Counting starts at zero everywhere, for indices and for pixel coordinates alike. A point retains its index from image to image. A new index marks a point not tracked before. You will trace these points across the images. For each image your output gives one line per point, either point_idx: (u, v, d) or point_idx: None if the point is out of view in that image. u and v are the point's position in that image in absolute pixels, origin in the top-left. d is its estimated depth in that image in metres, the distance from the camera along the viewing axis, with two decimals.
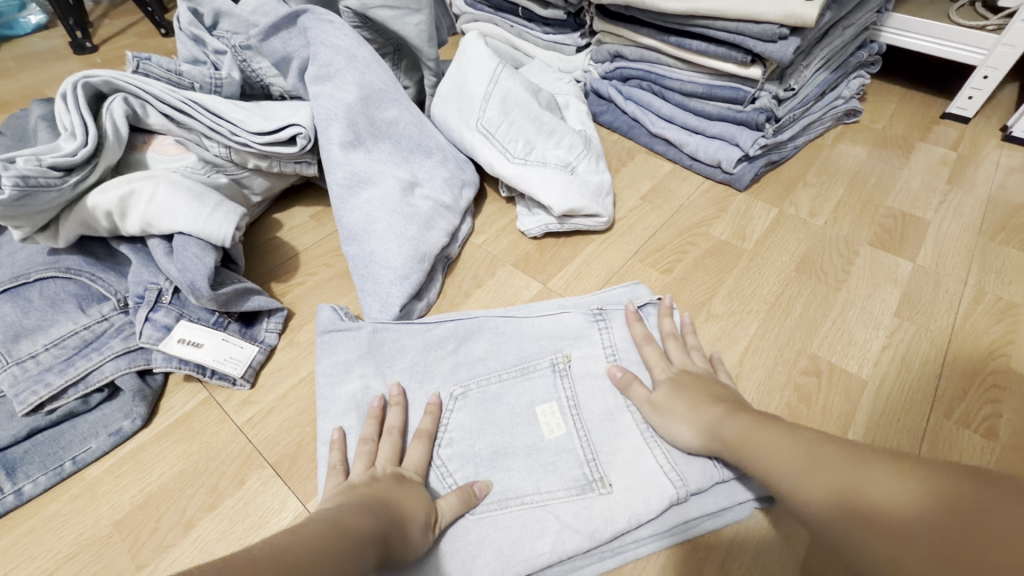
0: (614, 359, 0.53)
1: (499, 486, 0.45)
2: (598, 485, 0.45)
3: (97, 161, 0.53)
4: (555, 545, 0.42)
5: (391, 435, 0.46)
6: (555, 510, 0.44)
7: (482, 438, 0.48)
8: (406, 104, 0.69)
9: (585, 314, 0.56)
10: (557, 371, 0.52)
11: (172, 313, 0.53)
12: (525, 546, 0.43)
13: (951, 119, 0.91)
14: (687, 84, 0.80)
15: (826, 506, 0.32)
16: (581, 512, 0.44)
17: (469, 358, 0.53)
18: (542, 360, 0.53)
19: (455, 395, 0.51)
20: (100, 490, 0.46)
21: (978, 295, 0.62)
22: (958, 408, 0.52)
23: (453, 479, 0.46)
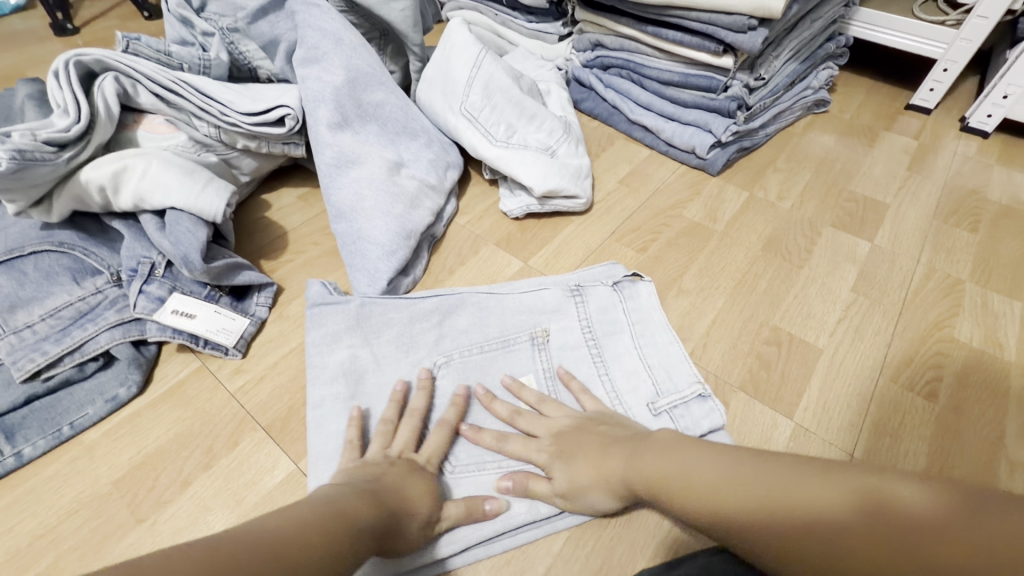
0: (589, 332, 0.56)
1: (478, 450, 0.49)
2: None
3: (90, 138, 0.55)
4: (531, 506, 0.46)
5: (411, 420, 0.48)
6: (530, 473, 0.48)
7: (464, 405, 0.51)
8: (392, 87, 0.71)
9: (563, 290, 0.59)
10: (535, 344, 0.55)
11: (165, 285, 0.55)
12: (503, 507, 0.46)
13: (914, 110, 0.95)
14: (664, 73, 0.84)
15: (834, 505, 0.30)
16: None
17: (454, 330, 0.56)
18: (521, 335, 0.56)
19: (439, 363, 0.54)
20: (98, 453, 0.49)
21: (929, 272, 0.67)
22: (905, 373, 0.56)
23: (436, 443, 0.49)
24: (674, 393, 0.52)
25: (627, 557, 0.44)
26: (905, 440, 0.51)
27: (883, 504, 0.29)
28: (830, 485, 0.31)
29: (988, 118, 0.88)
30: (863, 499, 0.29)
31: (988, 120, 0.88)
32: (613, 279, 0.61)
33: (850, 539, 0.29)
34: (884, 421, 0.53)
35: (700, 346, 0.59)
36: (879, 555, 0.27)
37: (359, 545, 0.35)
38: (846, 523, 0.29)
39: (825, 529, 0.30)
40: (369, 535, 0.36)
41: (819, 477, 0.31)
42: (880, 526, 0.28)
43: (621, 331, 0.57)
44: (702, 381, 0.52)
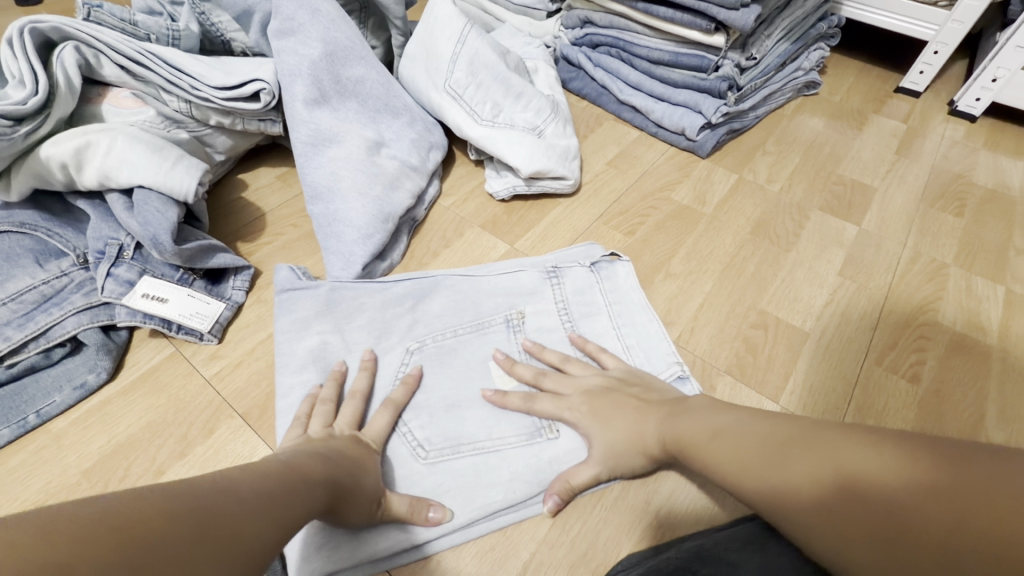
0: (566, 314, 0.56)
1: (453, 433, 0.48)
2: (547, 430, 0.48)
3: (49, 111, 0.52)
4: (507, 493, 0.45)
5: (353, 401, 0.47)
6: (507, 457, 0.47)
7: (437, 392, 0.50)
8: (372, 63, 0.67)
9: (540, 272, 0.58)
10: (510, 327, 0.55)
11: (134, 268, 0.52)
12: (480, 494, 0.45)
13: (904, 93, 0.95)
14: (654, 52, 0.82)
15: (821, 491, 0.31)
16: (533, 459, 0.47)
17: (427, 315, 0.55)
18: (496, 317, 0.55)
19: (411, 349, 0.52)
20: (66, 442, 0.47)
21: (914, 256, 0.67)
22: (889, 357, 0.57)
23: (408, 428, 0.47)
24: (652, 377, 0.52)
25: (610, 542, 0.44)
26: (889, 421, 0.52)
27: (865, 475, 0.29)
28: (822, 455, 0.32)
29: (976, 101, 0.88)
30: (849, 471, 0.30)
31: (976, 104, 0.88)
32: (590, 259, 0.60)
33: (834, 509, 0.30)
34: (868, 404, 0.53)
35: (687, 331, 0.58)
36: (858, 525, 0.29)
37: (313, 500, 0.33)
38: (828, 492, 0.30)
39: (809, 498, 0.31)
40: (320, 489, 0.35)
41: (815, 451, 0.32)
42: (862, 498, 0.29)
43: (598, 312, 0.56)
44: (680, 362, 0.52)
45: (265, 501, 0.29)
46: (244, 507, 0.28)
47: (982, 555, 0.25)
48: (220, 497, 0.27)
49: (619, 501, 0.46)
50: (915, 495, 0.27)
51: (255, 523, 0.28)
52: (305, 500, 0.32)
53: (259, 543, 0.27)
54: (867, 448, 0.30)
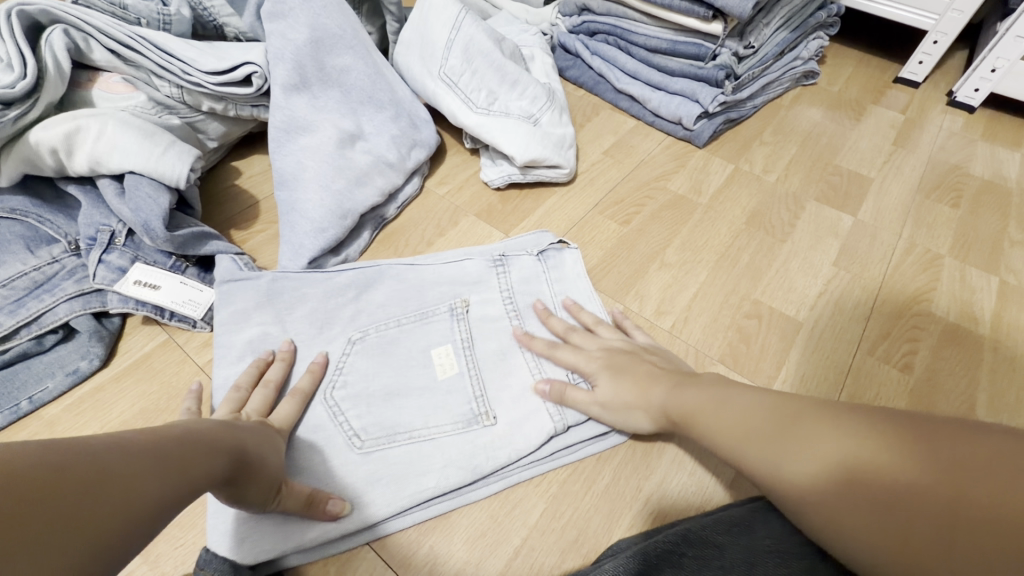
0: (510, 302, 0.55)
1: (390, 422, 0.48)
2: (483, 418, 0.48)
3: (38, 95, 0.51)
4: (439, 480, 0.45)
5: (263, 389, 0.46)
6: (441, 445, 0.47)
7: (377, 380, 0.50)
8: (362, 52, 0.66)
9: (487, 260, 0.57)
10: (454, 315, 0.54)
11: (126, 255, 0.52)
12: (411, 482, 0.45)
13: (903, 83, 0.94)
14: (652, 40, 0.81)
15: (818, 479, 0.32)
16: (466, 447, 0.47)
17: (370, 305, 0.54)
18: (440, 306, 0.54)
19: (353, 339, 0.52)
20: (59, 428, 0.47)
21: (909, 247, 0.67)
22: (882, 347, 0.57)
23: (345, 418, 0.47)
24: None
25: (602, 529, 0.45)
26: None
27: (865, 466, 0.30)
28: (823, 441, 0.32)
29: (975, 92, 0.87)
30: (847, 458, 0.31)
31: (975, 95, 0.88)
32: (539, 248, 0.60)
33: (828, 495, 0.31)
34: (860, 393, 0.53)
35: (681, 320, 0.58)
36: (853, 514, 0.30)
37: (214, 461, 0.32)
38: (824, 477, 0.31)
39: (805, 481, 0.32)
40: (225, 455, 0.33)
41: (812, 438, 0.33)
42: (858, 485, 0.30)
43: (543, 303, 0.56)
44: None
45: (162, 454, 0.28)
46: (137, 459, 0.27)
47: (971, 546, 0.25)
48: (110, 446, 0.26)
49: (611, 491, 0.46)
50: (912, 487, 0.28)
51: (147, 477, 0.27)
52: (205, 459, 0.31)
53: (152, 497, 0.26)
54: (869, 438, 0.30)
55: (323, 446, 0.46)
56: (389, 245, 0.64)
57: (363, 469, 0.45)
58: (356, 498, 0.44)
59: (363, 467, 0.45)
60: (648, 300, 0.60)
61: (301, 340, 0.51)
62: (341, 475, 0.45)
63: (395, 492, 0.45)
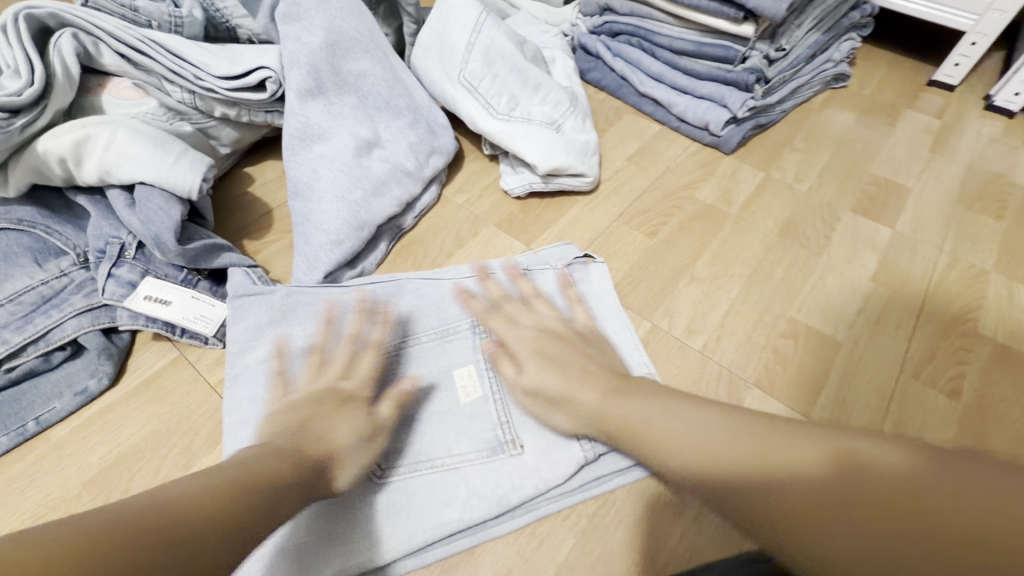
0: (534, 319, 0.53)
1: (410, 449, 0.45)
2: (510, 446, 0.46)
3: (46, 103, 0.49)
4: (464, 512, 0.43)
5: (366, 357, 0.47)
6: (465, 474, 0.45)
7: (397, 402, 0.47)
8: (379, 55, 0.64)
9: (509, 274, 0.55)
10: (476, 333, 0.51)
11: (136, 269, 0.50)
12: (434, 513, 0.43)
13: (937, 86, 0.91)
14: (677, 42, 0.78)
15: (819, 469, 0.31)
16: (491, 477, 0.44)
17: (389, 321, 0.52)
18: (462, 322, 0.52)
19: None
20: (67, 451, 0.45)
21: (952, 261, 0.64)
22: (927, 370, 0.54)
23: None
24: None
25: (633, 567, 0.42)
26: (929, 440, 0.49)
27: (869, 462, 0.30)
28: (825, 445, 0.32)
29: (1015, 96, 0.84)
30: (851, 459, 0.30)
31: (1015, 99, 0.84)
32: (563, 262, 0.57)
33: (827, 483, 0.30)
34: (905, 421, 0.50)
35: (713, 339, 0.55)
36: (849, 502, 0.29)
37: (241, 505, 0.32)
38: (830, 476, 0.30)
39: (806, 468, 0.31)
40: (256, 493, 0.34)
41: (823, 440, 0.32)
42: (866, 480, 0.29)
43: (570, 319, 0.53)
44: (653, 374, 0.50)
45: (202, 512, 0.31)
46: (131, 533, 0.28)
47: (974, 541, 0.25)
48: (176, 504, 0.30)
49: (644, 525, 0.44)
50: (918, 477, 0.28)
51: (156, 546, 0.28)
52: (264, 510, 0.33)
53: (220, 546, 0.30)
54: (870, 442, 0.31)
55: None
56: (407, 257, 0.61)
57: (383, 500, 0.43)
58: (376, 531, 0.42)
59: (384, 498, 0.43)
60: (679, 318, 0.57)
61: None
62: (363, 505, 0.43)
63: (416, 523, 0.42)
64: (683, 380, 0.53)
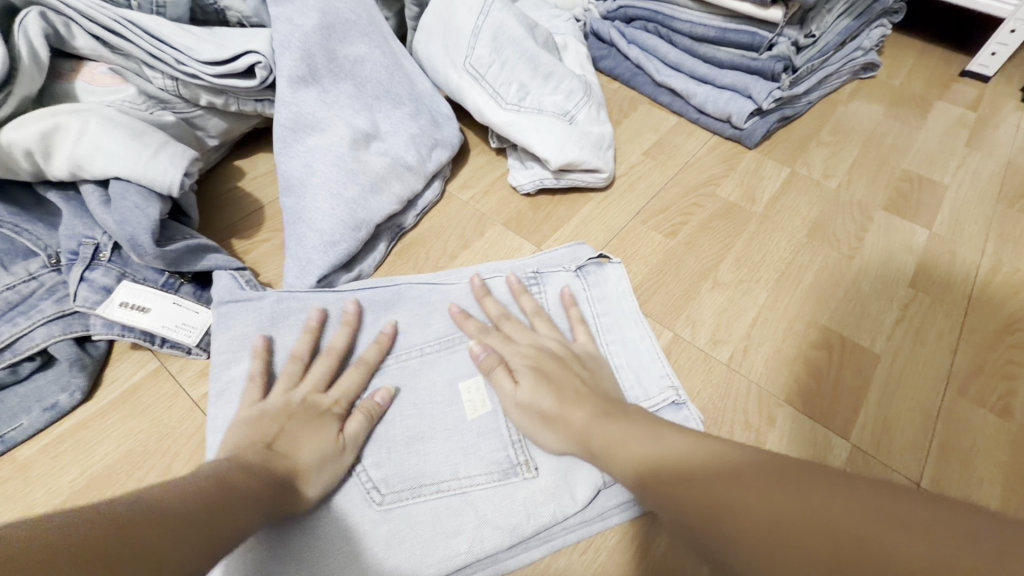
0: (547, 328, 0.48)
1: (413, 472, 0.41)
2: (523, 468, 0.41)
3: (12, 88, 0.45)
4: (473, 544, 0.39)
5: (328, 358, 0.43)
6: (475, 500, 0.40)
7: (398, 420, 0.43)
8: (378, 40, 0.59)
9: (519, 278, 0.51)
10: None
11: (112, 272, 0.46)
12: (440, 545, 0.39)
13: (971, 76, 0.85)
14: (698, 27, 0.73)
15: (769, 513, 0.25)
16: (503, 504, 0.40)
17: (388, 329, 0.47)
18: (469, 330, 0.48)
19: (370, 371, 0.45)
20: (34, 474, 0.41)
21: (995, 265, 0.59)
22: (973, 386, 0.49)
23: (362, 467, 0.41)
24: (644, 401, 0.46)
25: None
26: (978, 464, 0.45)
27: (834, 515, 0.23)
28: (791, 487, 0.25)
29: None
30: (811, 504, 0.24)
31: None
32: (576, 263, 0.53)
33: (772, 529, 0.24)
34: (953, 442, 0.46)
35: (740, 351, 0.51)
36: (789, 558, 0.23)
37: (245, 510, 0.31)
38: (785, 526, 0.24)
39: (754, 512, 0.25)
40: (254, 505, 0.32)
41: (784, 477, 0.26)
42: (823, 525, 0.23)
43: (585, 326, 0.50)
44: (676, 386, 0.46)
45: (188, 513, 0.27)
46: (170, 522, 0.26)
47: None
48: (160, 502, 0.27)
49: (668, 562, 0.40)
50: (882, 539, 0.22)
51: (185, 545, 0.26)
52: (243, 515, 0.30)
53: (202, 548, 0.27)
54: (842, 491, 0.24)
55: (338, 500, 0.40)
56: (408, 258, 0.57)
57: (384, 531, 0.39)
58: (374, 568, 0.38)
59: (384, 528, 0.39)
60: (702, 327, 0.53)
61: None
62: (361, 536, 0.39)
63: (420, 558, 0.38)
64: (708, 396, 0.48)
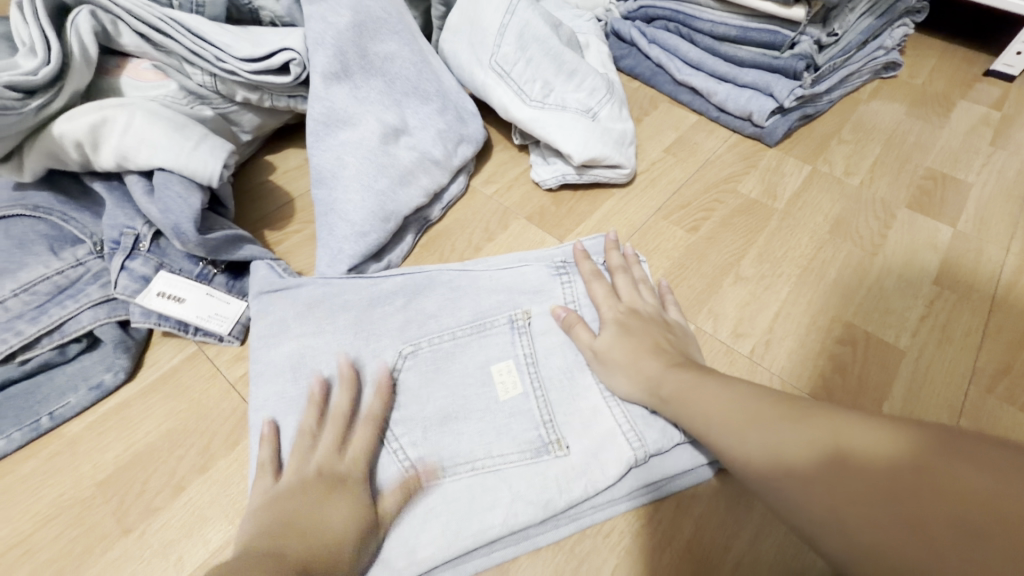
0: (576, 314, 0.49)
1: (448, 450, 0.42)
2: (555, 447, 0.42)
3: (63, 84, 0.47)
4: (507, 518, 0.40)
5: (334, 422, 0.41)
6: (508, 477, 0.41)
7: (432, 402, 0.44)
8: (408, 38, 0.60)
9: (549, 267, 0.51)
10: (515, 328, 0.48)
11: (150, 262, 0.48)
12: (475, 520, 0.40)
13: (994, 76, 0.85)
14: (719, 27, 0.74)
15: (815, 463, 0.29)
16: (536, 480, 0.41)
17: (422, 315, 0.48)
18: (500, 317, 0.49)
19: (405, 353, 0.46)
20: (81, 448, 0.43)
21: (1022, 263, 0.59)
22: (1000, 382, 0.49)
23: (398, 445, 0.42)
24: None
25: None
26: None
27: (864, 452, 0.28)
28: (822, 428, 0.30)
29: None
30: (843, 446, 0.29)
31: None
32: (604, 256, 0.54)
33: (823, 476, 0.29)
34: None
35: (761, 343, 0.51)
36: (834, 500, 0.28)
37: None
38: (824, 460, 0.29)
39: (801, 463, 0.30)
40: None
41: (816, 426, 0.31)
42: (855, 475, 0.27)
43: None
44: None
45: None
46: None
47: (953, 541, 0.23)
48: None
49: (695, 544, 0.41)
50: (908, 461, 0.26)
51: None
52: None
53: None
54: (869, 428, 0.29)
55: (374, 476, 0.41)
56: (435, 250, 0.58)
57: (422, 505, 0.40)
58: (411, 540, 0.39)
59: (422, 505, 0.40)
60: (724, 320, 0.53)
61: (344, 357, 0.46)
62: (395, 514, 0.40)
63: (455, 533, 0.39)
64: None
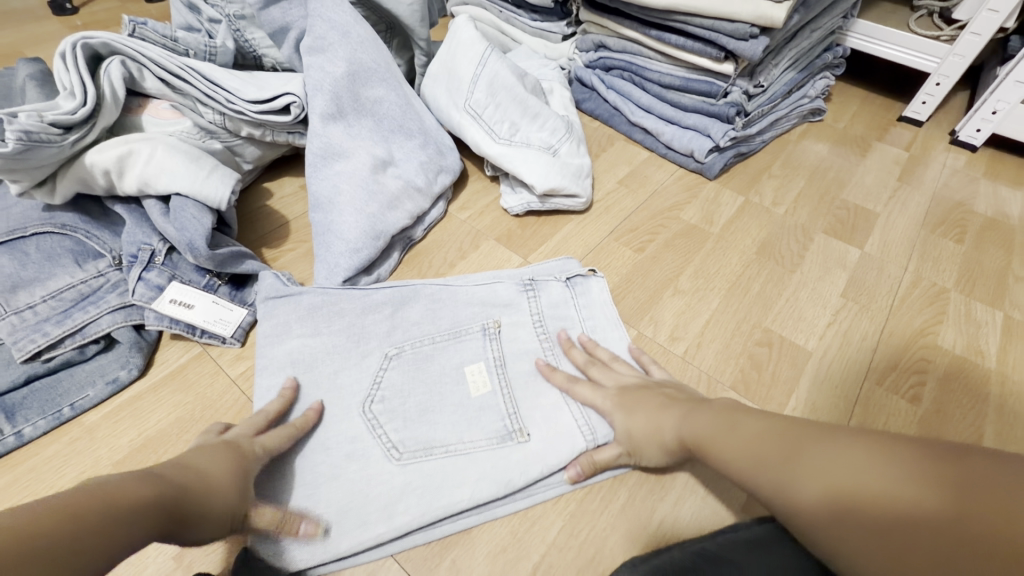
0: (541, 327, 0.57)
1: (425, 438, 0.49)
2: (517, 434, 0.49)
3: (95, 121, 0.55)
4: (473, 493, 0.46)
5: (259, 416, 0.46)
6: (476, 459, 0.48)
7: (413, 397, 0.51)
8: (394, 84, 0.70)
9: (517, 284, 0.60)
10: (487, 335, 0.56)
11: (164, 273, 0.55)
12: (444, 493, 0.46)
13: (907, 121, 0.98)
14: (666, 77, 0.85)
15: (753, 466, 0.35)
16: (500, 462, 0.48)
17: (406, 321, 0.56)
18: (473, 325, 0.57)
19: (389, 354, 0.54)
20: (99, 434, 0.49)
21: (915, 280, 0.69)
22: (889, 378, 0.58)
23: (382, 430, 0.49)
24: None
25: (617, 549, 0.46)
26: None
27: (866, 484, 0.28)
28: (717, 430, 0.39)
29: (977, 132, 0.90)
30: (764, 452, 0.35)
31: (977, 135, 0.91)
32: (566, 274, 0.62)
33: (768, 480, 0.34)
34: (869, 422, 0.55)
35: (694, 345, 0.60)
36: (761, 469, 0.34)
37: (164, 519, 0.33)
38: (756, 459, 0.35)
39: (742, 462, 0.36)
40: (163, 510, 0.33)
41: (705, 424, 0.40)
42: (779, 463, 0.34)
43: (572, 325, 0.58)
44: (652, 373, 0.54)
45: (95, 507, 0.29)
46: (89, 527, 0.28)
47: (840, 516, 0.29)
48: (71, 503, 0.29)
49: (629, 508, 0.48)
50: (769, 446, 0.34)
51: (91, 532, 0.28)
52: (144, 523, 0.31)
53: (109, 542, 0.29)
54: (867, 449, 0.29)
55: (361, 455, 0.48)
56: (415, 266, 0.67)
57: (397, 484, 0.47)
58: (388, 507, 0.46)
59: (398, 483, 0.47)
60: (663, 326, 0.62)
61: (337, 356, 0.53)
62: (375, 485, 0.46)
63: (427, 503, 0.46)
64: None
